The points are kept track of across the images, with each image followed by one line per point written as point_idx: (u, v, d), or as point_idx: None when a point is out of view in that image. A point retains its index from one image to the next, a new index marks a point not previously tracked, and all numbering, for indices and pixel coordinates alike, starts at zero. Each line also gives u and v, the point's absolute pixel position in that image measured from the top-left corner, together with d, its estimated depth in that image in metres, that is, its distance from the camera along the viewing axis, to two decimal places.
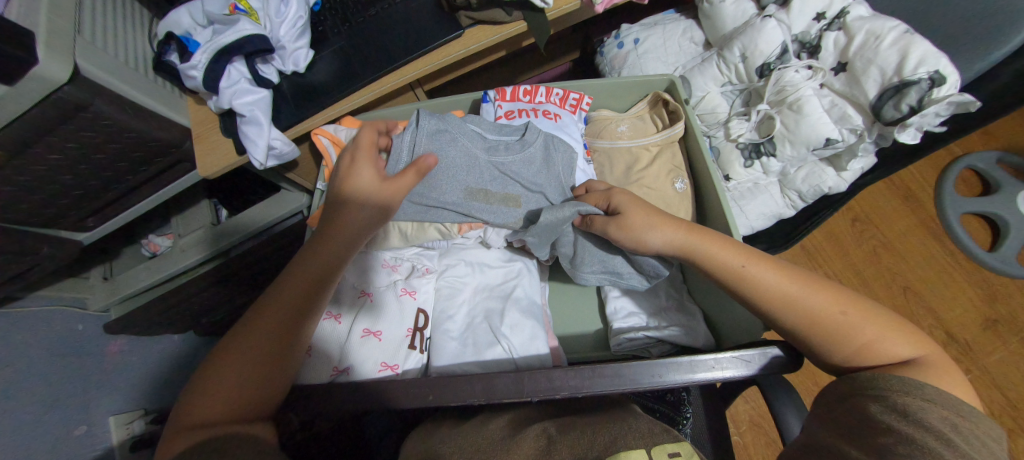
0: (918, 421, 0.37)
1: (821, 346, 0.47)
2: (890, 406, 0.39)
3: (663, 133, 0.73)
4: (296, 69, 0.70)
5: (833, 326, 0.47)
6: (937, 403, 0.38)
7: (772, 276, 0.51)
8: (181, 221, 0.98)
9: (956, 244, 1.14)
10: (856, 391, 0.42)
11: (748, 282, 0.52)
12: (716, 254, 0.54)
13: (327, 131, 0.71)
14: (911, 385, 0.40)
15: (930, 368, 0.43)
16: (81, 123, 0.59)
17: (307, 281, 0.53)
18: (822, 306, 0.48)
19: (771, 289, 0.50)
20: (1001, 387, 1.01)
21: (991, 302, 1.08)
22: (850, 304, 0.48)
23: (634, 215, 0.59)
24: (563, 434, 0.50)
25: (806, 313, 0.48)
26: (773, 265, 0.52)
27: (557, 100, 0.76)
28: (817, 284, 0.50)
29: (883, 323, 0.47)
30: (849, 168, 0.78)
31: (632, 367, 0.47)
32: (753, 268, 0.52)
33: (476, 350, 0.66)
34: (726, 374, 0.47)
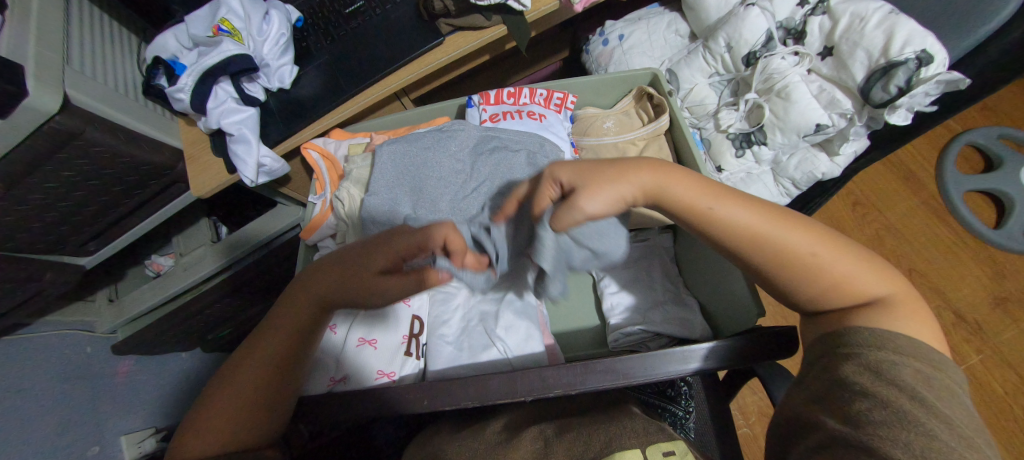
0: (892, 380, 0.37)
1: (792, 283, 0.46)
2: (864, 365, 0.39)
3: (648, 127, 0.73)
4: (282, 86, 0.71)
5: (801, 264, 0.45)
6: (909, 356, 0.38)
7: (740, 214, 0.47)
8: (181, 241, 1.01)
9: (960, 223, 1.12)
10: (829, 350, 0.42)
11: (714, 223, 0.48)
12: (682, 198, 0.50)
13: (316, 145, 0.74)
14: (883, 340, 0.40)
15: (893, 308, 0.43)
16: (74, 152, 0.60)
17: (291, 326, 0.51)
18: (794, 244, 0.46)
19: (737, 228, 0.47)
20: (1014, 366, 0.99)
21: (999, 280, 1.06)
22: (819, 240, 0.46)
23: (592, 165, 0.50)
24: (559, 437, 0.50)
25: (776, 250, 0.46)
26: (741, 202, 0.48)
27: (542, 100, 0.76)
28: (787, 219, 0.47)
29: (852, 258, 0.46)
30: (842, 152, 0.77)
31: (625, 360, 0.47)
32: (720, 209, 0.48)
33: (472, 352, 0.67)
34: (720, 363, 0.47)
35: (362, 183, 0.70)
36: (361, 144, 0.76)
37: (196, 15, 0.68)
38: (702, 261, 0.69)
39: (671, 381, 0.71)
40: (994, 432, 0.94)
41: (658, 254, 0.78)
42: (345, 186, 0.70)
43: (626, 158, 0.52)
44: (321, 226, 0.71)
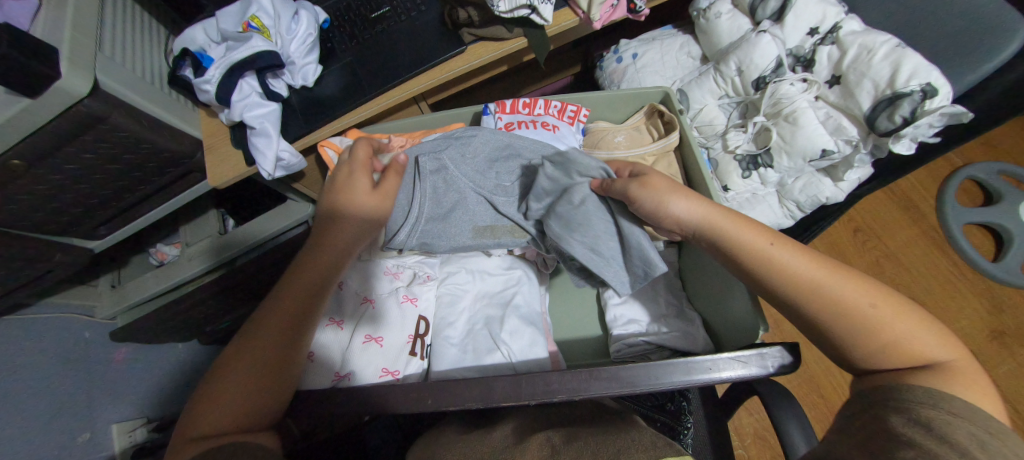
0: (944, 437, 0.34)
1: (846, 337, 0.45)
2: (913, 418, 0.36)
3: (660, 143, 0.75)
4: (305, 84, 0.72)
5: (862, 319, 0.44)
6: (966, 418, 0.35)
7: (791, 261, 0.49)
8: (189, 230, 1.02)
9: (959, 254, 1.14)
10: (874, 403, 0.40)
11: (773, 266, 0.49)
12: (741, 237, 0.51)
13: (333, 144, 0.73)
14: (936, 398, 0.37)
15: (951, 374, 0.41)
16: (98, 135, 0.61)
17: (301, 293, 0.54)
18: (850, 295, 0.46)
19: (795, 273, 0.48)
20: (1011, 399, 1.00)
21: (997, 313, 1.08)
22: (877, 294, 0.46)
23: (660, 180, 0.55)
24: (564, 446, 0.49)
25: (830, 301, 0.46)
26: (802, 251, 0.49)
27: (557, 112, 0.78)
28: (846, 274, 0.47)
29: (915, 321, 0.44)
30: (846, 178, 0.79)
31: (629, 369, 0.48)
32: (779, 250, 0.50)
33: (476, 355, 0.67)
34: (723, 376, 0.47)
35: None
36: (378, 144, 0.76)
37: (227, 11, 0.70)
38: (705, 277, 0.71)
39: (671, 395, 0.71)
40: None
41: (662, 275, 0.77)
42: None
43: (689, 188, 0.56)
44: None
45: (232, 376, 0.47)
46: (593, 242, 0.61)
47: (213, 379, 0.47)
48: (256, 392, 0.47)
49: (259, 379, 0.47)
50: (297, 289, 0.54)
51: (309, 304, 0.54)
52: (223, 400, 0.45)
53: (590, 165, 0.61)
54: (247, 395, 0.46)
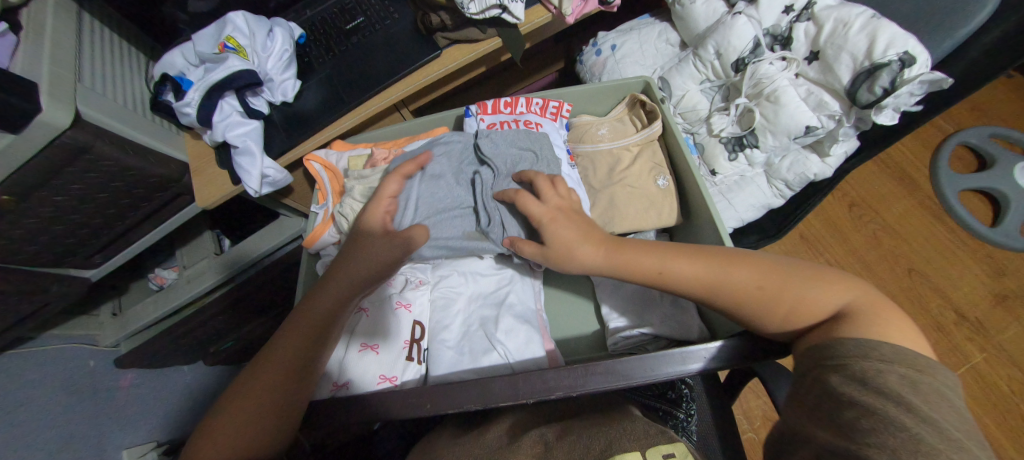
0: (883, 390, 0.37)
1: (752, 320, 0.49)
2: (852, 374, 0.39)
3: (642, 133, 0.75)
4: (285, 99, 0.73)
5: (760, 301, 0.48)
6: (894, 362, 0.39)
7: (683, 265, 0.53)
8: (185, 253, 1.02)
9: (957, 222, 1.12)
10: (815, 364, 0.42)
11: (667, 280, 0.53)
12: (633, 262, 0.55)
13: (318, 157, 0.74)
14: (867, 348, 0.40)
15: (855, 314, 0.44)
16: (84, 166, 0.62)
17: (315, 319, 0.54)
18: (738, 285, 0.49)
19: (688, 281, 0.52)
20: (1019, 364, 0.99)
21: (999, 278, 1.06)
22: (762, 275, 0.49)
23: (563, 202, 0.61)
24: (558, 439, 0.50)
25: (729, 294, 0.50)
26: (685, 259, 0.53)
27: (537, 109, 0.78)
28: (725, 264, 0.51)
29: (802, 281, 0.48)
30: (833, 153, 0.79)
31: (625, 361, 0.47)
32: (667, 267, 0.53)
33: (473, 357, 0.67)
34: (720, 361, 0.46)
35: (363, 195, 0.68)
36: (361, 156, 0.74)
37: (203, 33, 0.71)
38: None
39: (671, 383, 0.71)
40: (1002, 432, 0.93)
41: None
42: (347, 201, 0.69)
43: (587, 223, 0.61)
44: (323, 236, 0.69)
45: (240, 399, 0.48)
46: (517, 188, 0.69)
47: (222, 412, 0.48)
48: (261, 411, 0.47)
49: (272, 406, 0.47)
50: (313, 314, 0.55)
51: (325, 325, 0.55)
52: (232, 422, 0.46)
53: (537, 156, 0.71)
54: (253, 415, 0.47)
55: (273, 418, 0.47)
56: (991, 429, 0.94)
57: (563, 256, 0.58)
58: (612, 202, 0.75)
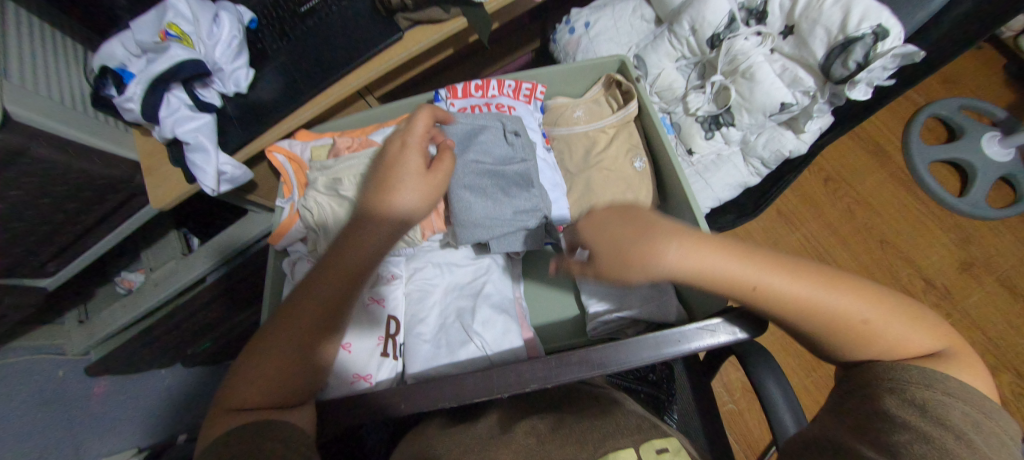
0: (938, 419, 0.35)
1: (836, 348, 0.43)
2: (910, 400, 0.37)
3: (618, 114, 0.73)
4: (237, 90, 0.69)
5: (855, 335, 0.41)
6: (958, 398, 0.36)
7: (782, 282, 0.42)
8: (149, 255, 0.98)
9: (927, 192, 1.15)
10: (862, 385, 0.40)
11: (763, 296, 0.42)
12: (728, 271, 0.42)
13: (282, 148, 0.70)
14: (931, 378, 0.37)
15: (948, 361, 0.40)
16: (20, 170, 0.57)
17: (342, 269, 0.50)
18: (841, 312, 0.41)
19: (791, 301, 0.41)
20: (982, 328, 1.03)
21: (966, 246, 1.10)
22: (867, 302, 0.41)
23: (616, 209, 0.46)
24: (553, 430, 0.48)
25: (827, 320, 0.41)
26: (790, 274, 0.42)
27: (510, 92, 0.74)
28: (835, 286, 0.42)
29: (904, 317, 0.41)
30: (807, 130, 0.79)
31: (599, 350, 0.46)
32: (768, 284, 0.42)
33: (450, 349, 0.66)
34: (693, 346, 0.45)
35: (329, 190, 0.64)
36: (325, 145, 0.71)
37: (141, 21, 0.65)
38: None
39: (652, 365, 0.72)
40: None
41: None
42: (311, 194, 0.64)
43: (643, 213, 0.45)
44: (290, 231, 0.65)
45: (265, 353, 0.46)
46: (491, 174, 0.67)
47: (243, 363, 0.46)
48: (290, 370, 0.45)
49: (287, 362, 0.46)
50: (347, 260, 0.50)
51: (352, 275, 0.50)
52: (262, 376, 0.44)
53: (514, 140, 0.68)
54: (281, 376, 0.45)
55: (297, 381, 0.45)
56: None
57: (638, 259, 0.42)
58: (589, 185, 0.74)
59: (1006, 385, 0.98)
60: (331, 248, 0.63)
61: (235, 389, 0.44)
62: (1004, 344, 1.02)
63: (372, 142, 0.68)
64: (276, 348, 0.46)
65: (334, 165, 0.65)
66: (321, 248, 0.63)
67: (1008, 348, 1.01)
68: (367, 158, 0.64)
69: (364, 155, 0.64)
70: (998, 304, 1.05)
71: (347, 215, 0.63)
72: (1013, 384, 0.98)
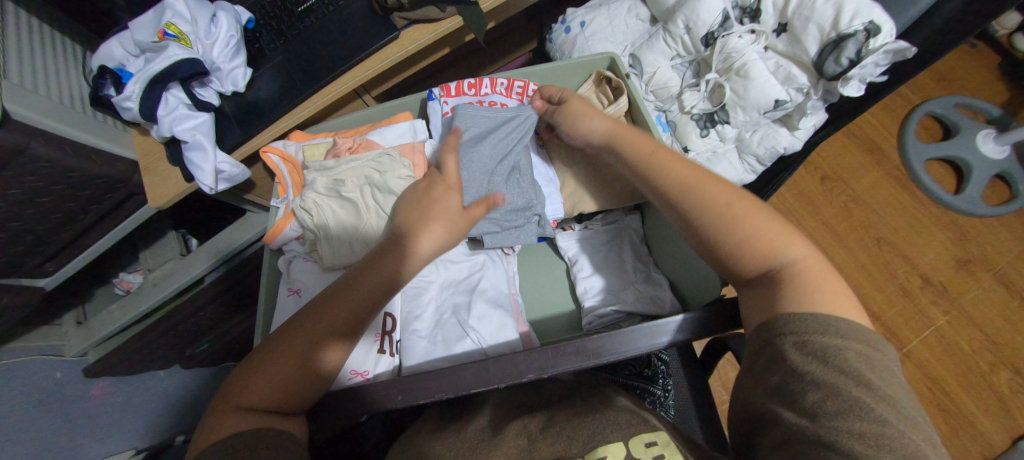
0: (838, 367, 0.35)
1: (707, 227, 0.47)
2: (811, 352, 0.36)
3: (609, 110, 0.72)
4: (235, 89, 0.69)
5: (718, 214, 0.47)
6: (850, 338, 0.36)
7: (664, 166, 0.53)
8: (149, 255, 0.99)
9: (923, 190, 1.15)
10: (765, 342, 0.39)
11: (654, 168, 0.53)
12: (633, 146, 0.57)
13: (276, 148, 0.69)
14: (824, 323, 0.37)
15: (802, 272, 0.42)
16: (19, 168, 0.58)
17: (370, 290, 0.50)
18: (712, 194, 0.48)
19: (670, 176, 0.52)
20: (978, 324, 1.03)
21: (961, 243, 1.10)
22: (739, 198, 0.47)
23: (578, 105, 0.64)
24: (544, 431, 0.47)
25: (697, 198, 0.49)
26: (681, 159, 0.53)
27: (503, 90, 0.75)
28: (715, 176, 0.50)
29: (767, 219, 0.46)
30: (802, 127, 0.79)
31: (595, 339, 0.46)
32: (660, 156, 0.54)
33: (446, 345, 0.67)
34: (690, 332, 0.46)
35: (331, 190, 0.63)
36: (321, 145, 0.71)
37: (140, 21, 0.66)
38: (668, 240, 0.71)
39: (647, 360, 0.70)
40: (960, 387, 0.99)
41: (624, 242, 0.77)
42: (309, 195, 0.63)
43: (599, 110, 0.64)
44: (284, 231, 0.63)
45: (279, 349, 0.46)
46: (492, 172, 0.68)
47: (254, 356, 0.46)
48: (293, 380, 0.45)
49: (302, 367, 0.46)
50: (375, 279, 0.51)
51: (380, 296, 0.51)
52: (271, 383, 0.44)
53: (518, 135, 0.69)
54: (288, 378, 0.45)
55: (310, 388, 0.45)
56: (951, 386, 0.99)
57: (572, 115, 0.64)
58: (580, 181, 0.74)
59: (1002, 381, 0.99)
60: (332, 250, 0.62)
61: (246, 378, 0.44)
62: (1000, 339, 1.02)
63: (373, 143, 0.68)
64: (293, 353, 0.46)
65: (334, 166, 0.65)
66: (322, 249, 0.62)
67: (1003, 344, 1.01)
68: (371, 160, 0.64)
69: (367, 157, 0.64)
70: (994, 300, 1.05)
71: (348, 216, 0.63)
72: (1009, 379, 0.99)
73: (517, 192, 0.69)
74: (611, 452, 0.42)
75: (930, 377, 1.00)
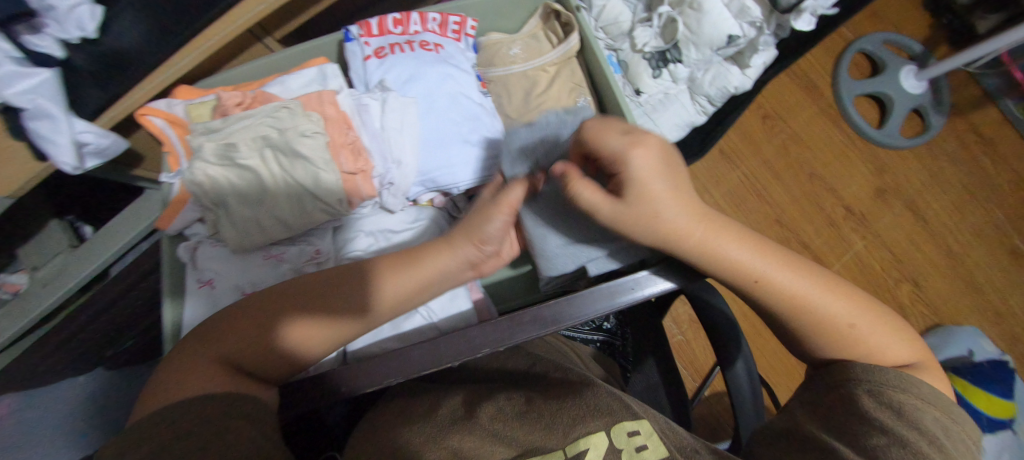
0: (914, 423, 0.34)
1: (813, 343, 0.43)
2: (886, 403, 0.35)
3: (559, 49, 0.65)
4: (84, 35, 0.53)
5: (840, 337, 0.42)
6: (929, 403, 0.35)
7: (776, 273, 0.43)
8: (29, 250, 0.79)
9: (850, 125, 1.20)
10: (832, 385, 0.38)
11: (761, 285, 0.43)
12: (727, 254, 0.43)
13: (156, 109, 0.57)
14: (908, 383, 0.36)
15: (925, 374, 0.41)
16: None
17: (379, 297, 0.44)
18: (835, 311, 0.42)
19: (780, 293, 0.43)
20: (889, 247, 1.14)
21: (880, 174, 1.18)
22: (857, 309, 0.43)
23: (654, 185, 0.43)
24: (520, 414, 0.45)
25: (816, 321, 0.42)
26: (786, 263, 0.44)
27: (437, 27, 0.63)
28: (831, 288, 0.43)
29: (889, 330, 0.43)
30: (752, 64, 0.77)
31: (551, 305, 0.39)
32: (767, 278, 0.43)
33: (393, 323, 0.61)
34: (648, 293, 0.41)
35: (221, 157, 0.49)
36: (207, 103, 0.58)
37: None
38: None
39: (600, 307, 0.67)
40: None
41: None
42: (197, 166, 0.49)
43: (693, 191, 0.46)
44: (183, 209, 0.53)
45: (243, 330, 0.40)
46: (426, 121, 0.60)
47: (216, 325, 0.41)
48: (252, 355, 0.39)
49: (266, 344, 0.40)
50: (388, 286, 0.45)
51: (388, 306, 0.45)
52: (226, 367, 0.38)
53: (463, 80, 0.63)
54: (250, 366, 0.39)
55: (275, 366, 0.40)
56: None
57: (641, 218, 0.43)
58: None
59: (904, 295, 1.12)
60: (239, 232, 0.51)
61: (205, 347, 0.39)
62: (906, 259, 1.14)
63: (271, 96, 0.55)
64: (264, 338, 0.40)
65: (223, 127, 0.51)
66: (226, 232, 0.51)
67: (908, 263, 1.13)
68: (266, 115, 0.51)
69: (262, 113, 0.51)
70: (904, 225, 1.15)
71: (249, 189, 0.50)
72: (910, 293, 1.12)
73: (461, 150, 0.59)
74: (595, 444, 0.41)
75: None
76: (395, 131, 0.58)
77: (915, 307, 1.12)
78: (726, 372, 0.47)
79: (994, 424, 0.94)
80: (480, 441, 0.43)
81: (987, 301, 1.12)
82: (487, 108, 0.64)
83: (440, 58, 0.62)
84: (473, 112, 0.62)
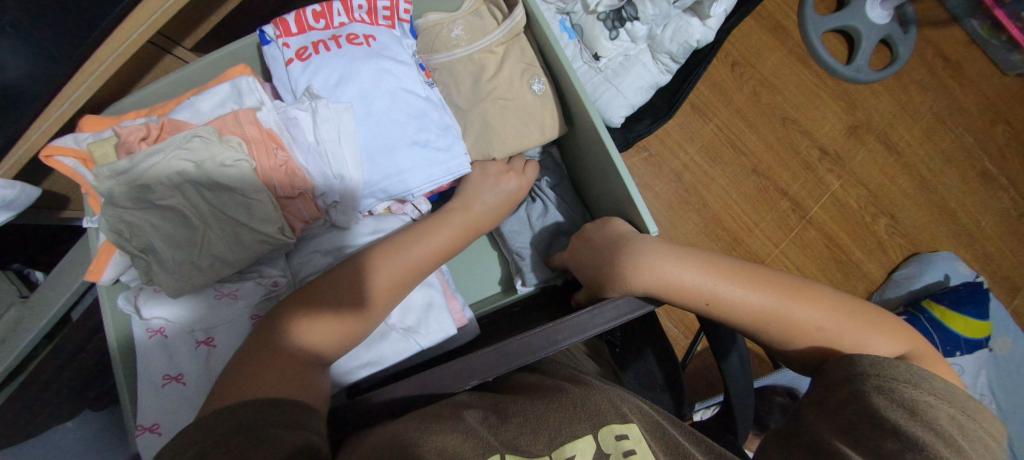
0: (927, 421, 0.35)
1: (788, 347, 0.46)
2: (898, 401, 0.36)
3: (503, 26, 0.59)
4: None
5: (809, 340, 0.45)
6: (945, 399, 0.36)
7: (736, 290, 0.45)
8: None
9: (819, 64, 1.16)
10: (841, 384, 0.39)
11: (717, 301, 0.46)
12: (687, 282, 0.45)
13: (62, 148, 0.50)
14: (920, 378, 0.37)
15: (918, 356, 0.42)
16: None
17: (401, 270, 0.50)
18: (803, 316, 0.44)
19: (745, 308, 0.45)
20: (865, 184, 1.14)
21: (852, 111, 1.16)
22: (830, 314, 0.45)
23: (644, 245, 0.48)
24: (502, 422, 0.41)
25: (786, 327, 0.45)
26: (748, 280, 0.46)
27: (364, 16, 0.58)
28: (796, 294, 0.45)
29: (866, 325, 0.45)
30: (713, 14, 0.74)
31: (537, 333, 0.38)
32: (720, 291, 0.46)
33: (368, 345, 0.56)
34: (624, 319, 0.41)
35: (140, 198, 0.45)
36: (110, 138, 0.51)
37: None
38: (590, 175, 0.63)
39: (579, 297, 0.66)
40: (851, 243, 1.12)
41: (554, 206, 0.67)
42: (115, 213, 0.45)
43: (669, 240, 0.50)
44: (116, 256, 0.50)
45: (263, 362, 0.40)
46: (367, 128, 0.56)
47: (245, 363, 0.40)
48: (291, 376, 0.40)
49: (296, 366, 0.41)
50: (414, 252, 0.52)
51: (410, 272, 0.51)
52: (256, 384, 0.37)
53: (405, 72, 0.58)
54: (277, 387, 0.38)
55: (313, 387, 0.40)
56: (845, 243, 1.12)
57: (616, 275, 0.46)
58: (486, 122, 0.61)
59: (881, 229, 1.13)
60: (175, 279, 0.47)
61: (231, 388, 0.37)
62: (882, 194, 1.14)
63: (183, 123, 0.50)
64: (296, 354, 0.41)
65: (130, 166, 0.45)
66: (161, 281, 0.47)
67: (884, 197, 1.14)
68: (177, 148, 0.46)
69: (171, 145, 0.46)
70: (879, 160, 1.15)
71: (181, 232, 0.46)
72: (886, 226, 1.13)
73: (410, 154, 0.56)
74: (580, 450, 0.38)
75: (829, 238, 1.12)
76: (331, 143, 0.53)
77: (892, 239, 1.13)
78: (722, 365, 0.50)
79: (970, 344, 0.99)
80: (468, 442, 0.37)
81: (960, 225, 1.13)
82: (432, 102, 0.59)
83: (373, 51, 0.56)
84: (418, 109, 0.57)
